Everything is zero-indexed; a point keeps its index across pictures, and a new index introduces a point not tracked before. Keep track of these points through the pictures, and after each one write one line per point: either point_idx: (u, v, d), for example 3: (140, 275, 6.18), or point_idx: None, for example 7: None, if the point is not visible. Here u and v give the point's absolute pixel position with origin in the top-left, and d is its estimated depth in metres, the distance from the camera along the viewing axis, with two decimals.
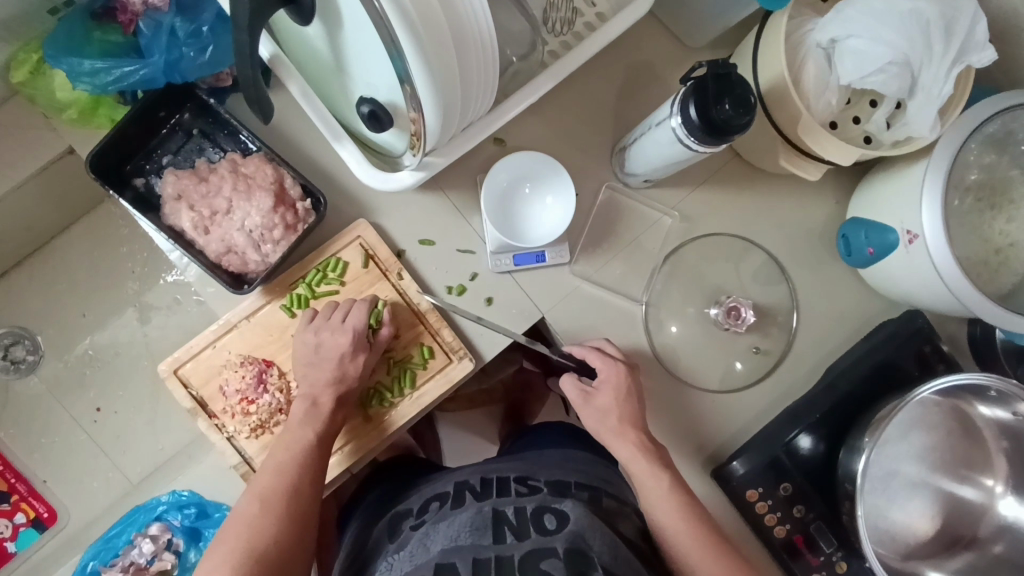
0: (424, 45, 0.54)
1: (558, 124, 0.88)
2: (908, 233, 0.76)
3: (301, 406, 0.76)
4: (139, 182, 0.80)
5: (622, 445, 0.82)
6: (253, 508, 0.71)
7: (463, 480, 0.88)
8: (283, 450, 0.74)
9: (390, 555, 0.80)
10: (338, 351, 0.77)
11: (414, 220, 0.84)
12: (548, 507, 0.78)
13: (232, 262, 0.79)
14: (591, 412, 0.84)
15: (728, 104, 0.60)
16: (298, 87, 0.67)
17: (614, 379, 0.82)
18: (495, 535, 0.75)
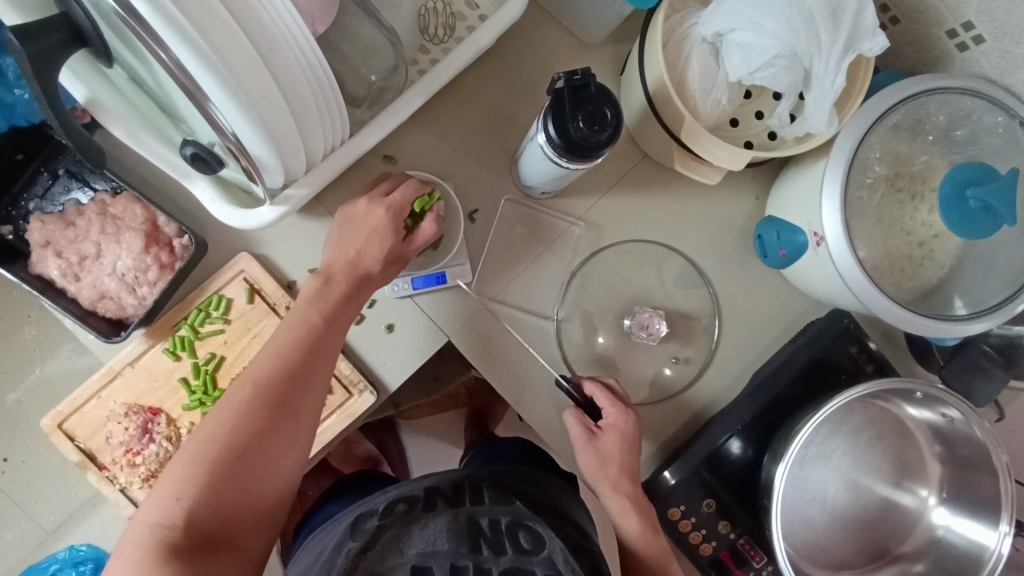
0: (236, 88, 0.49)
1: (452, 135, 0.83)
2: (815, 235, 0.71)
3: (241, 402, 0.64)
4: (6, 230, 0.76)
5: (614, 497, 0.78)
6: (173, 524, 0.58)
7: (432, 486, 0.87)
8: (217, 452, 0.62)
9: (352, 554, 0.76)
10: (345, 262, 0.72)
11: (301, 249, 0.80)
12: (523, 522, 0.82)
13: (108, 308, 0.75)
14: (591, 456, 0.79)
15: (583, 120, 0.56)
16: (125, 129, 0.61)
17: (622, 426, 0.79)
18: (471, 544, 0.78)
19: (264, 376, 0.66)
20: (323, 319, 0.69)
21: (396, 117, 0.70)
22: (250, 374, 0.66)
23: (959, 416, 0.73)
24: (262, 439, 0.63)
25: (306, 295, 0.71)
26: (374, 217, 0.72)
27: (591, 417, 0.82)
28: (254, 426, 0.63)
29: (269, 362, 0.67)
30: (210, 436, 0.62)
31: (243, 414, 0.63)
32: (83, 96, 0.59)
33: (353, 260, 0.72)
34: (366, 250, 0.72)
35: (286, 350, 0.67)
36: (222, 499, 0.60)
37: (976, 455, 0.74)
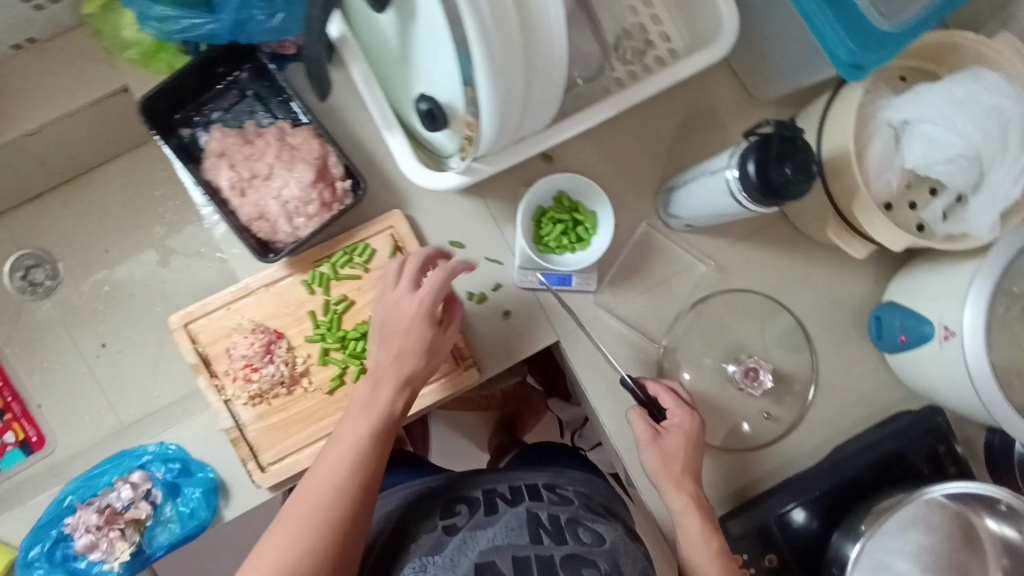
0: (496, 53, 0.53)
1: (611, 151, 0.86)
2: (944, 329, 0.74)
3: (296, 522, 0.64)
4: (185, 132, 0.79)
5: (676, 495, 0.80)
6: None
7: (490, 488, 0.86)
8: (276, 565, 0.62)
9: (421, 555, 0.77)
10: (404, 322, 0.72)
11: (449, 221, 0.84)
12: (583, 521, 0.80)
13: (262, 229, 0.78)
14: (655, 454, 0.81)
15: (789, 167, 0.59)
16: (361, 72, 0.67)
17: (687, 426, 0.81)
18: (532, 535, 0.76)
19: (330, 476, 0.67)
20: (373, 431, 0.69)
21: (587, 120, 0.72)
22: (346, 431, 0.70)
23: None
24: (323, 532, 0.64)
25: (356, 408, 0.71)
26: (410, 310, 0.72)
27: (654, 418, 0.82)
28: (312, 544, 0.63)
29: (363, 421, 0.70)
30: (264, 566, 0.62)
31: (337, 471, 0.67)
32: (337, 33, 0.67)
33: (383, 334, 0.72)
34: (405, 348, 0.72)
35: (348, 448, 0.68)
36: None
37: None
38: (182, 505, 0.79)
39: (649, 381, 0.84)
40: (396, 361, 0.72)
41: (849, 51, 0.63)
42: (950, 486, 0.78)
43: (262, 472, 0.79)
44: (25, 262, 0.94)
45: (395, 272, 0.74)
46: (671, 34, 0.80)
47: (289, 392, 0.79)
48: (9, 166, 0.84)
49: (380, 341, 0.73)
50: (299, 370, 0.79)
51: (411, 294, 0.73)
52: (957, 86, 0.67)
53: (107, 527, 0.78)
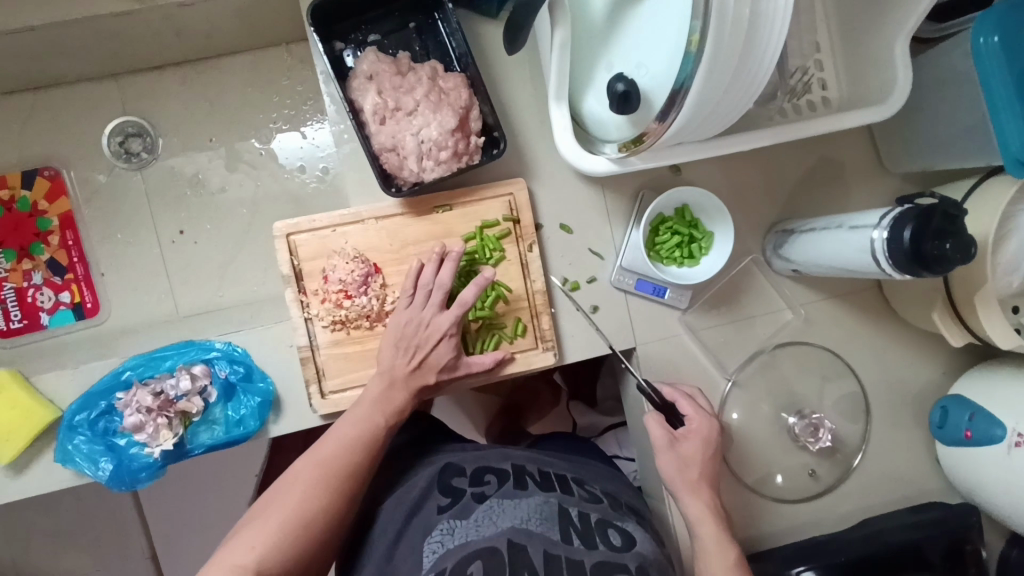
0: (720, 50, 0.52)
1: (735, 180, 0.87)
2: (1017, 436, 0.76)
3: (311, 477, 0.68)
4: (339, 46, 0.79)
5: (693, 502, 0.80)
6: (246, 569, 0.61)
7: (520, 465, 0.86)
8: (289, 518, 0.65)
9: (449, 518, 0.76)
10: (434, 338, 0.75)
11: (565, 204, 0.84)
12: (613, 524, 0.78)
13: (390, 160, 0.77)
14: (672, 459, 0.81)
15: (949, 244, 0.59)
16: (563, 34, 0.63)
17: (705, 433, 0.81)
18: (562, 532, 0.73)
19: (345, 456, 0.70)
20: (385, 424, 0.73)
21: (744, 143, 0.72)
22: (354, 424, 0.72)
23: None
24: (332, 507, 0.68)
25: (370, 399, 0.73)
26: (434, 347, 0.75)
27: (671, 424, 0.83)
28: (322, 504, 0.67)
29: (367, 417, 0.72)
30: (279, 513, 0.65)
31: (349, 454, 0.70)
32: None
33: (398, 343, 0.75)
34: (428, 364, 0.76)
35: (359, 437, 0.71)
36: (288, 554, 0.64)
37: None
38: (233, 410, 0.79)
39: (666, 388, 0.85)
40: (413, 370, 0.76)
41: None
42: None
43: (322, 398, 0.78)
44: (126, 129, 0.93)
45: (427, 284, 0.75)
46: (828, 83, 0.81)
47: (369, 327, 0.79)
48: (149, 31, 0.82)
49: (396, 347, 0.75)
50: (387, 308, 0.78)
51: (438, 317, 0.75)
52: None
53: (157, 412, 0.76)
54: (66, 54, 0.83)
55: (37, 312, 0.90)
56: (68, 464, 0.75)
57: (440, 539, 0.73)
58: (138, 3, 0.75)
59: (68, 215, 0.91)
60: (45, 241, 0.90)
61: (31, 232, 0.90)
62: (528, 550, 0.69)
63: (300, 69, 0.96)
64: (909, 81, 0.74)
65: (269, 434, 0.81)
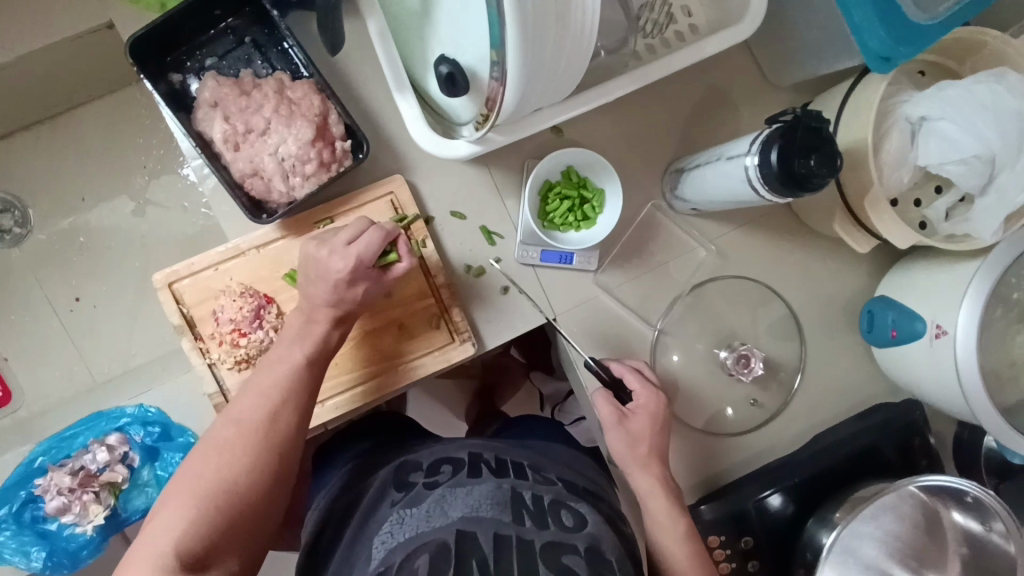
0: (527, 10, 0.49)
1: (621, 129, 0.85)
2: (937, 327, 0.75)
3: (222, 442, 0.63)
4: (176, 77, 0.74)
5: (642, 476, 0.80)
6: (166, 554, 0.55)
7: (477, 454, 0.83)
8: (208, 491, 0.59)
9: (399, 508, 0.73)
10: (332, 277, 0.68)
11: (451, 191, 0.81)
12: (565, 504, 0.74)
13: (255, 186, 0.74)
14: (620, 436, 0.80)
15: (814, 159, 0.58)
16: (377, 26, 0.64)
17: (652, 406, 0.81)
18: (514, 514, 0.69)
19: (259, 414, 0.64)
20: (307, 357, 0.68)
21: (605, 94, 0.70)
22: (278, 367, 0.67)
23: (1001, 529, 0.81)
24: (257, 468, 0.62)
25: (288, 338, 0.69)
26: (337, 269, 0.68)
27: (619, 399, 0.82)
28: (243, 465, 0.62)
29: (290, 360, 0.68)
30: (195, 488, 0.59)
31: (273, 404, 0.65)
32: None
33: (306, 277, 0.70)
34: (328, 298, 0.69)
35: (275, 382, 0.66)
36: (216, 525, 0.58)
37: (1007, 562, 0.82)
38: (161, 469, 0.77)
39: (613, 363, 0.84)
40: (334, 301, 0.70)
41: (881, 41, 0.63)
42: (934, 478, 0.80)
43: None
44: None
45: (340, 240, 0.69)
46: (693, 10, 0.78)
47: None
48: None
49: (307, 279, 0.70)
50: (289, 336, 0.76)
51: (343, 250, 0.69)
52: (977, 85, 0.67)
53: (80, 490, 0.75)
54: None
55: None
56: None
57: (390, 531, 0.69)
58: None
59: None
60: None
61: None
62: (478, 538, 0.65)
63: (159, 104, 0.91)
64: None
65: None
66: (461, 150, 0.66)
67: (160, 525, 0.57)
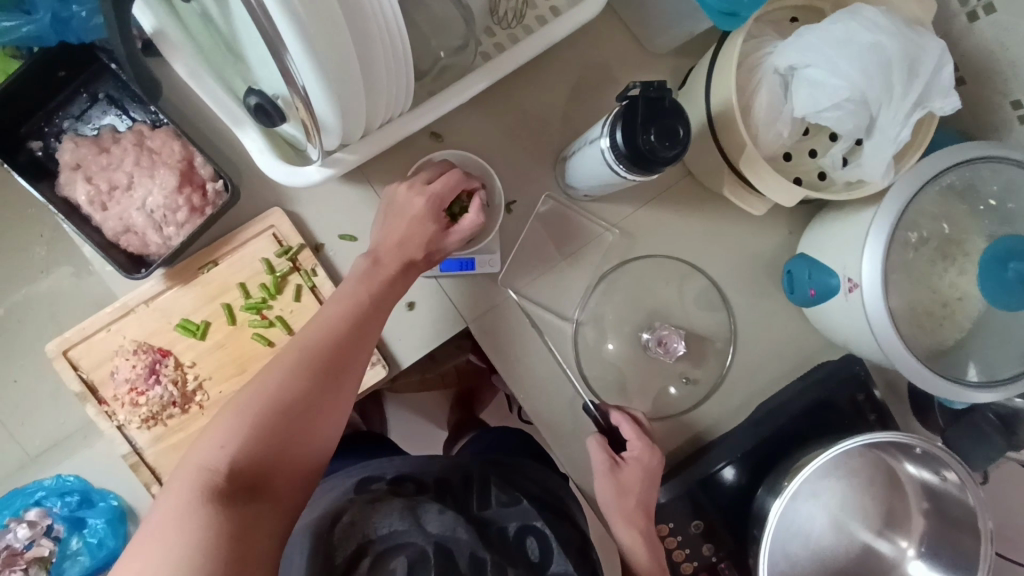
0: (302, 27, 0.47)
1: (504, 124, 0.82)
2: (848, 281, 0.72)
3: (281, 358, 0.64)
4: (36, 145, 0.74)
5: (625, 527, 0.78)
6: (219, 468, 0.56)
7: (441, 473, 0.79)
8: (264, 413, 0.60)
9: (358, 507, 0.70)
10: (411, 211, 0.71)
11: (337, 213, 0.79)
12: (532, 528, 0.74)
13: (131, 242, 0.73)
14: (609, 484, 0.80)
15: (654, 133, 0.55)
16: (186, 67, 0.62)
17: (645, 459, 0.80)
18: (488, 548, 0.70)
19: (313, 344, 0.65)
20: (370, 297, 0.68)
21: (457, 96, 0.68)
22: (300, 338, 0.65)
23: (955, 479, 0.76)
24: (313, 397, 0.63)
25: (334, 298, 0.68)
26: (416, 206, 0.71)
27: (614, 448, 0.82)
28: (300, 390, 0.62)
29: (320, 330, 0.66)
30: (250, 407, 0.60)
31: (286, 376, 0.62)
32: (151, 29, 0.62)
33: (387, 215, 0.73)
34: (410, 237, 0.71)
35: (304, 352, 0.64)
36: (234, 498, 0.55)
37: (964, 513, 0.77)
38: (90, 536, 0.76)
39: (614, 410, 0.84)
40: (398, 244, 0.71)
41: None
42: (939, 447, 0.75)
43: None
44: None
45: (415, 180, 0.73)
46: None
47: (183, 412, 0.76)
48: None
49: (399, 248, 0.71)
50: (191, 386, 0.75)
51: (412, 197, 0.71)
52: (836, 24, 0.64)
53: (7, 569, 0.75)
54: None
55: None
56: None
57: (351, 529, 0.68)
58: None
59: None
60: None
61: None
62: (458, 558, 0.68)
63: None
64: None
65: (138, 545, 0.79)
66: (310, 178, 0.65)
67: (173, 512, 0.53)
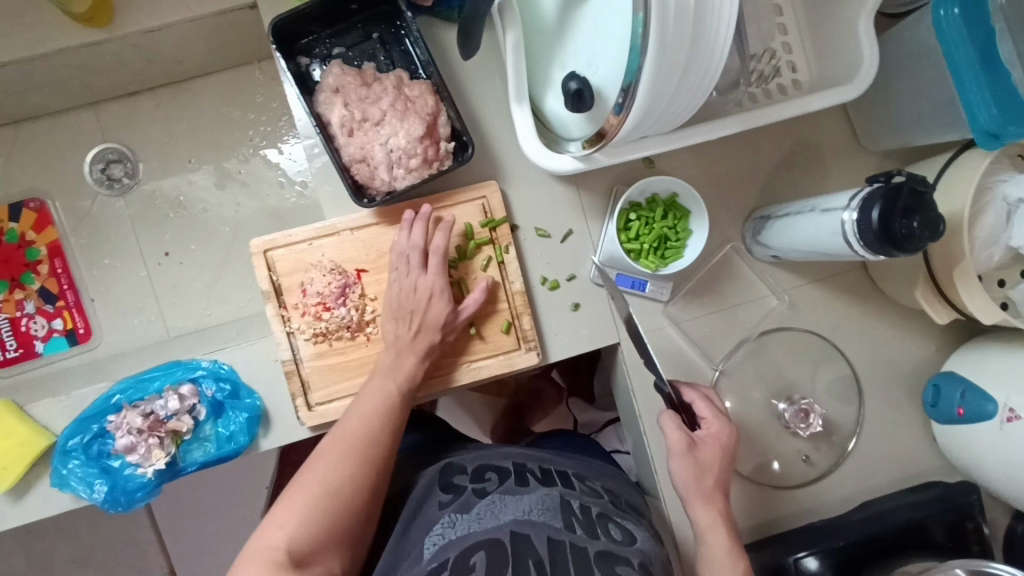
0: (667, 36, 0.51)
1: (710, 169, 0.87)
2: (1009, 410, 0.74)
3: (327, 449, 0.68)
4: (304, 61, 0.80)
5: (704, 510, 0.78)
6: (279, 548, 0.59)
7: (521, 462, 0.81)
8: (318, 496, 0.64)
9: (449, 513, 0.71)
10: (427, 293, 0.76)
11: (540, 205, 0.84)
12: (613, 518, 0.72)
13: (360, 171, 0.78)
14: (689, 464, 0.78)
15: (917, 221, 0.59)
16: (513, 37, 0.66)
17: (724, 438, 0.79)
18: (565, 521, 0.68)
19: (361, 420, 0.70)
20: (399, 390, 0.73)
21: (712, 131, 0.71)
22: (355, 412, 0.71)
23: None
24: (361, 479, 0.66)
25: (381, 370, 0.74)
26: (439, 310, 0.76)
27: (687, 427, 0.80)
28: (349, 475, 0.65)
29: (374, 400, 0.72)
30: (295, 498, 0.63)
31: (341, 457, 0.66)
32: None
33: (398, 314, 0.76)
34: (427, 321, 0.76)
35: (371, 414, 0.71)
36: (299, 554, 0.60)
37: None
38: (222, 426, 0.80)
39: (683, 387, 0.82)
40: (416, 335, 0.76)
41: (992, 117, 0.64)
42: (993, 565, 0.74)
43: (308, 410, 0.79)
44: (108, 156, 0.96)
45: (405, 250, 0.77)
46: (797, 65, 0.81)
47: (352, 338, 0.79)
48: (120, 60, 0.84)
49: (396, 320, 0.76)
50: (368, 317, 0.79)
51: (423, 277, 0.77)
52: None
53: (148, 433, 0.78)
54: (44, 88, 0.86)
55: (31, 341, 0.92)
56: (63, 489, 0.77)
57: (442, 532, 0.68)
58: (107, 31, 0.76)
59: (55, 244, 0.94)
60: (35, 271, 0.93)
61: (20, 264, 0.93)
62: (532, 540, 0.64)
63: (273, 85, 0.98)
64: (875, 58, 0.73)
65: (260, 449, 0.81)
66: (563, 165, 0.69)
67: None
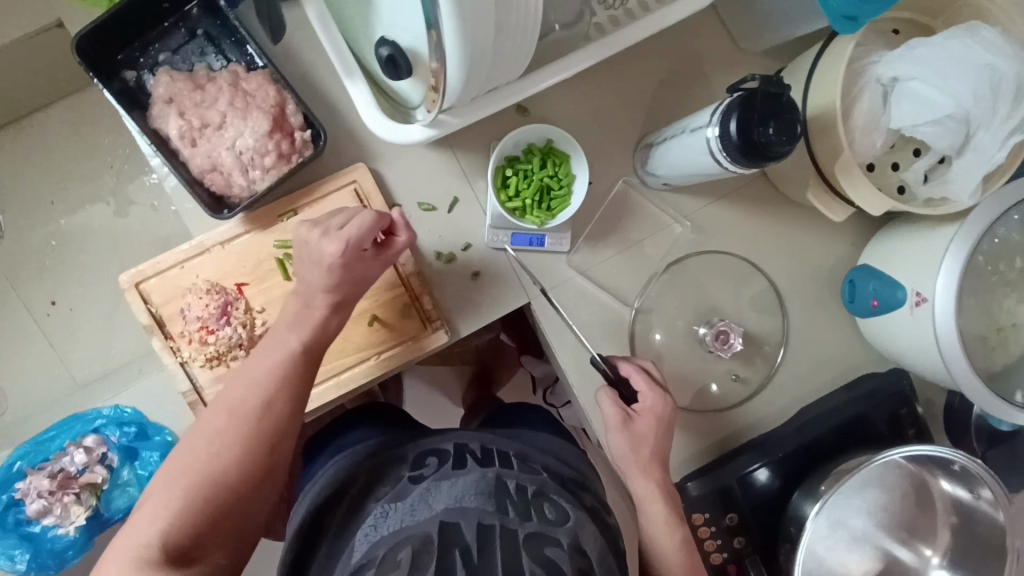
0: None
1: (588, 106, 0.83)
2: (916, 295, 0.73)
3: (220, 423, 0.62)
4: (130, 74, 0.74)
5: (642, 480, 0.77)
6: (154, 542, 0.54)
7: (462, 443, 0.80)
8: (198, 476, 0.58)
9: (384, 502, 0.70)
10: (328, 259, 0.67)
11: (417, 178, 0.80)
12: (548, 495, 0.71)
13: (215, 181, 0.73)
14: (625, 439, 0.78)
15: (773, 127, 0.56)
16: (316, 11, 0.65)
17: (658, 409, 0.78)
18: (497, 504, 0.66)
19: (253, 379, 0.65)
20: (302, 344, 0.67)
21: (566, 68, 0.68)
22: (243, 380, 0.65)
23: (989, 497, 0.76)
24: (249, 447, 0.61)
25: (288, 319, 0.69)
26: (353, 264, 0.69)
27: (624, 399, 0.80)
28: (231, 448, 0.60)
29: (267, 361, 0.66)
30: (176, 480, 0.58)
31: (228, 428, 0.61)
32: None
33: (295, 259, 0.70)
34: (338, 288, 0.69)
35: (263, 375, 0.65)
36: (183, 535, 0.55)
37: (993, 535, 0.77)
38: (140, 468, 0.78)
39: (621, 362, 0.81)
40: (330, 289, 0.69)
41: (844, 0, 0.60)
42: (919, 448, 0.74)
43: None
44: None
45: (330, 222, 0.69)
46: None
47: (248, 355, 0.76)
48: None
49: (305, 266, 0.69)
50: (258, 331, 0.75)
51: (340, 233, 0.68)
52: (950, 42, 0.66)
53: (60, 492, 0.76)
54: None
55: None
56: None
57: (374, 525, 0.66)
58: None
59: None
60: None
61: None
62: (462, 529, 0.62)
63: None
64: None
65: None
66: (414, 135, 0.66)
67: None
